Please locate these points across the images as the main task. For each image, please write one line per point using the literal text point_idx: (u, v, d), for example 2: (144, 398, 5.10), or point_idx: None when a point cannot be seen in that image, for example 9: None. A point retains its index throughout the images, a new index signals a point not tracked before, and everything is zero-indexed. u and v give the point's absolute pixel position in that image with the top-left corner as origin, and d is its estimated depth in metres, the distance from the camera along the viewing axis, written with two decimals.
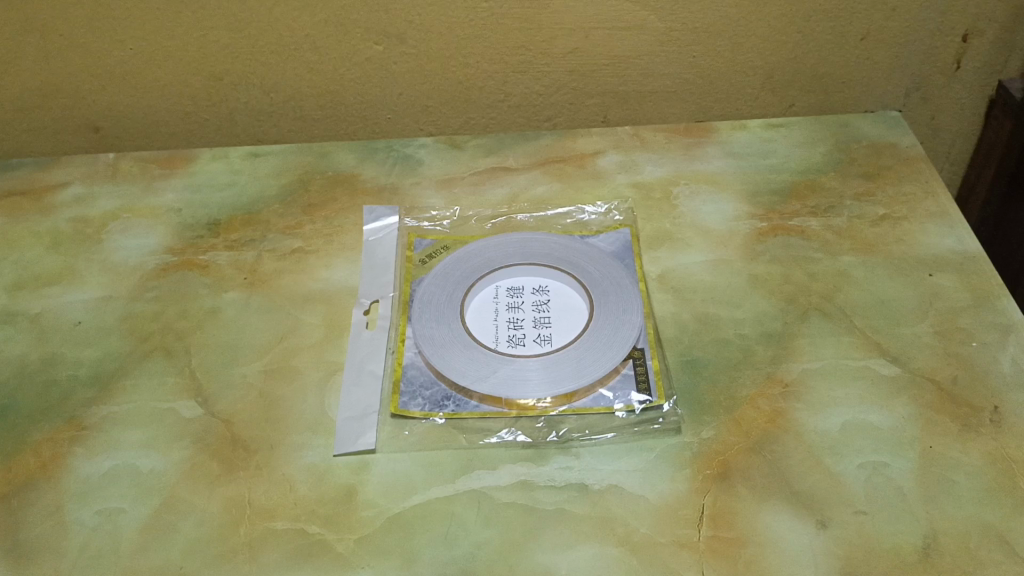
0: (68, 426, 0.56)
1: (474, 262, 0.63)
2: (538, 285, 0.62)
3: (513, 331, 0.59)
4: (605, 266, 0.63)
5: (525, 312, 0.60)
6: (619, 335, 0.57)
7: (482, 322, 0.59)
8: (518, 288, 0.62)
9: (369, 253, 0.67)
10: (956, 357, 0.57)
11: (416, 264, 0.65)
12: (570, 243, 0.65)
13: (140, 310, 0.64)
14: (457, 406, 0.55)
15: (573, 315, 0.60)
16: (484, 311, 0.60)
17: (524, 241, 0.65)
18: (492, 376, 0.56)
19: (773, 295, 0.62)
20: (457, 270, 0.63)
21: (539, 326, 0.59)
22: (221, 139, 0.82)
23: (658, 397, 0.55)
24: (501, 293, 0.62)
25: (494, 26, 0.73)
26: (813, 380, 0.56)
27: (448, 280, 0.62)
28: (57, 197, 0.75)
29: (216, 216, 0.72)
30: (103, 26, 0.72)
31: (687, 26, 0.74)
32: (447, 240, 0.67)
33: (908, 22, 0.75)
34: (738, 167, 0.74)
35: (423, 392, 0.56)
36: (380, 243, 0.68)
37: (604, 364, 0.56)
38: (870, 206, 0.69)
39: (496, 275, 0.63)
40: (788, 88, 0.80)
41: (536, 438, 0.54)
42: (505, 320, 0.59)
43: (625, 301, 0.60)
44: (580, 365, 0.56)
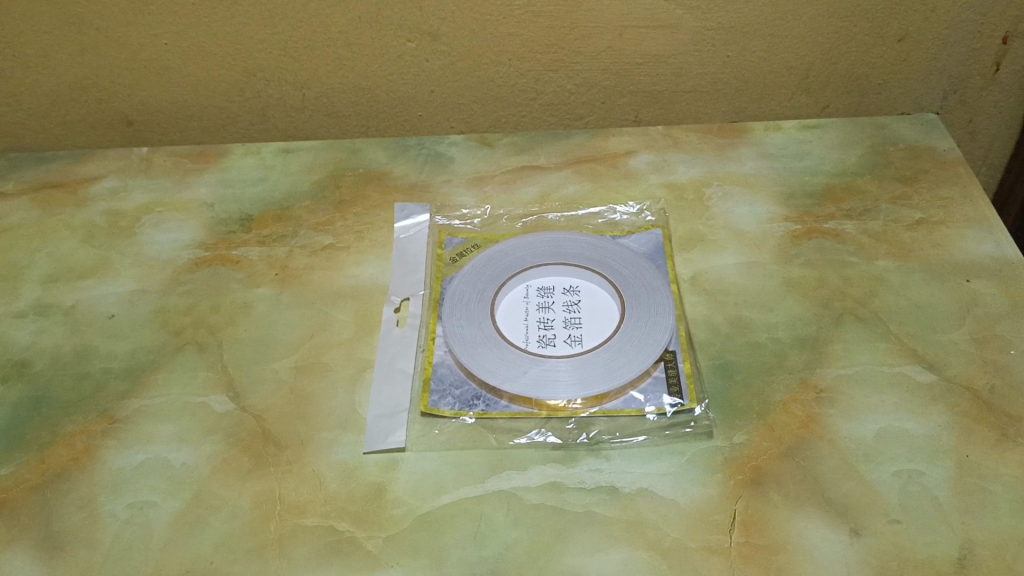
0: (101, 419, 0.57)
1: (505, 260, 0.63)
2: (569, 285, 0.62)
3: (544, 331, 0.58)
4: (637, 267, 0.62)
5: (556, 312, 0.60)
6: (650, 338, 0.57)
7: (512, 321, 0.59)
8: (549, 287, 0.62)
9: (400, 251, 0.67)
10: (994, 365, 0.56)
11: (447, 262, 0.65)
12: (601, 243, 0.64)
13: (172, 304, 0.65)
14: (487, 406, 0.55)
15: (604, 316, 0.59)
16: (514, 311, 0.60)
17: (556, 241, 0.65)
18: (522, 376, 0.56)
19: (807, 299, 0.62)
20: (487, 269, 0.63)
21: (570, 326, 0.59)
22: (253, 134, 0.82)
23: (690, 400, 0.55)
24: (532, 293, 0.61)
25: (528, 23, 0.72)
26: (847, 386, 0.56)
27: (479, 278, 0.62)
28: (91, 190, 0.76)
29: (248, 212, 0.72)
30: (138, 20, 0.72)
31: (722, 26, 0.73)
32: (478, 238, 0.67)
33: (948, 23, 0.74)
34: (772, 168, 0.73)
35: (453, 391, 0.56)
36: (411, 240, 0.68)
37: (635, 365, 0.55)
38: (907, 211, 0.68)
39: (527, 274, 0.62)
40: (824, 90, 0.79)
41: (567, 440, 0.54)
42: (536, 320, 0.59)
43: (656, 302, 0.59)
44: (611, 366, 0.56)
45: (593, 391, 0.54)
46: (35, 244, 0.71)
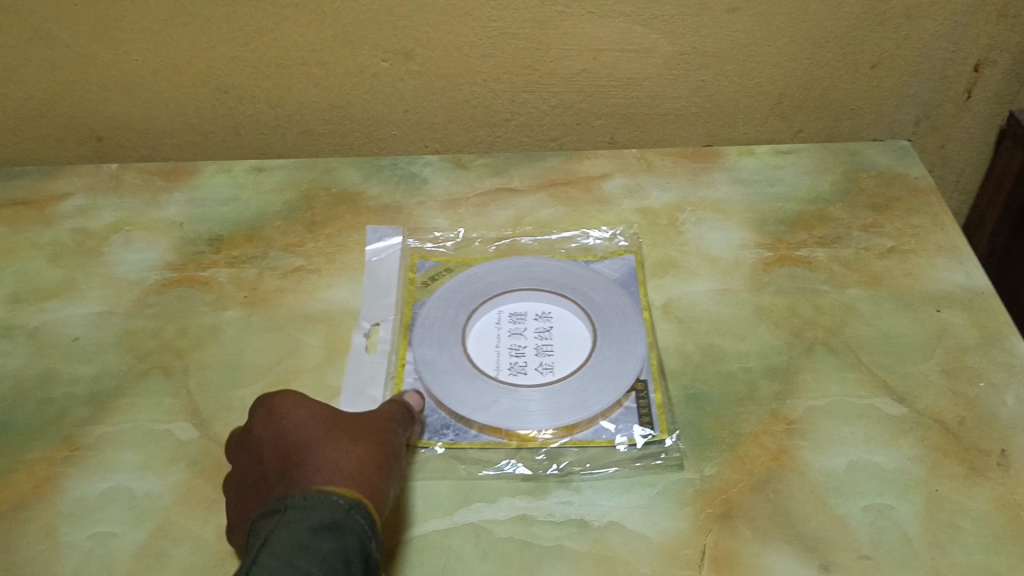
0: (63, 446, 0.56)
1: (477, 284, 0.63)
2: (541, 311, 0.62)
3: (515, 359, 0.58)
4: (609, 291, 0.62)
5: (527, 338, 0.59)
6: (623, 366, 0.57)
7: (483, 348, 0.59)
8: (520, 313, 0.61)
9: (371, 273, 0.67)
10: (963, 398, 0.57)
11: (418, 287, 0.65)
12: (573, 267, 0.64)
13: (139, 326, 0.64)
14: (457, 436, 0.55)
15: (575, 342, 0.59)
16: (486, 337, 0.60)
17: (528, 264, 0.64)
18: (493, 405, 0.55)
19: (778, 328, 0.62)
20: (458, 294, 0.62)
21: (542, 353, 0.58)
22: (225, 151, 0.81)
23: (661, 431, 0.55)
24: (504, 319, 0.61)
25: (503, 44, 0.72)
26: (817, 418, 0.56)
27: (451, 302, 0.61)
28: (59, 207, 0.74)
29: (218, 232, 0.71)
30: (109, 36, 0.71)
31: (697, 50, 0.73)
32: (451, 262, 0.67)
33: (920, 51, 0.74)
34: (745, 194, 0.73)
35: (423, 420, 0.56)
36: (382, 263, 0.68)
37: (607, 394, 0.55)
38: (879, 238, 0.69)
39: (499, 299, 0.62)
40: (798, 114, 0.79)
41: (537, 470, 0.54)
42: (507, 347, 0.59)
43: (629, 328, 0.59)
44: (582, 394, 0.55)
45: (565, 420, 0.54)
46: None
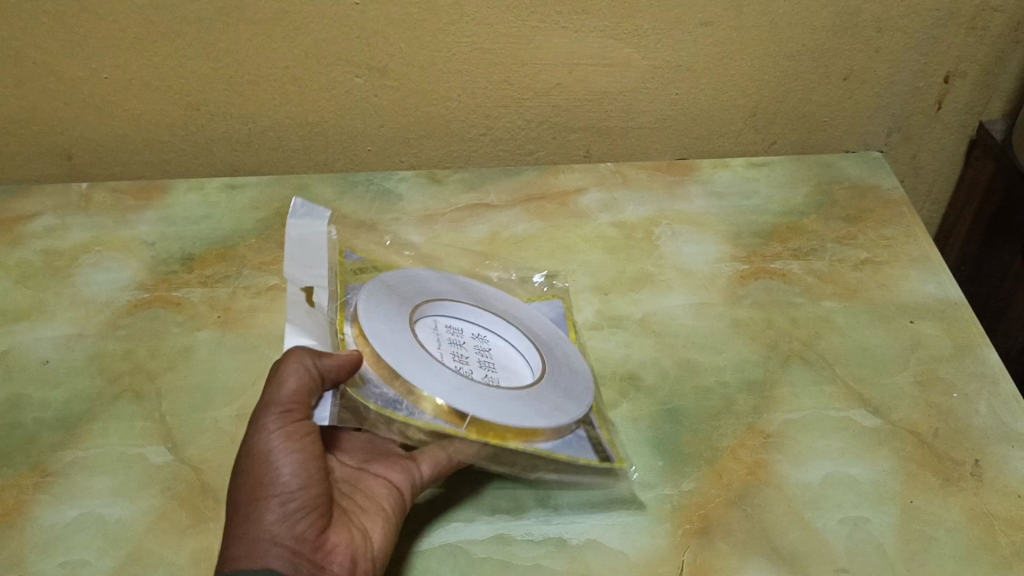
0: (32, 472, 0.55)
1: (420, 285, 0.58)
2: (476, 329, 0.58)
3: (461, 364, 0.54)
4: (548, 327, 0.60)
5: (467, 351, 0.55)
6: (575, 392, 0.54)
7: (429, 344, 0.54)
8: (456, 326, 0.57)
9: (291, 248, 0.56)
10: (938, 409, 0.57)
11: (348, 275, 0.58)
12: (509, 301, 0.61)
13: (110, 348, 0.63)
14: (411, 413, 0.49)
15: (517, 365, 0.56)
16: (427, 335, 0.55)
17: (466, 286, 0.61)
18: (459, 394, 0.50)
19: (754, 341, 0.62)
20: (402, 286, 0.57)
21: (486, 368, 0.54)
22: (197, 169, 0.80)
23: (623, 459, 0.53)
24: (439, 326, 0.56)
25: (477, 59, 0.72)
26: (794, 431, 0.56)
27: (392, 293, 0.56)
28: (28, 227, 0.73)
29: (191, 251, 0.71)
30: (78, 53, 0.70)
31: (670, 64, 0.73)
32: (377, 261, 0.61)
33: (891, 62, 0.75)
34: (719, 208, 0.74)
35: (373, 392, 0.50)
36: (304, 239, 0.57)
37: (573, 409, 0.53)
38: (852, 250, 0.69)
39: (438, 304, 0.57)
40: (772, 127, 0.80)
41: (517, 469, 0.52)
42: (449, 352, 0.54)
43: (577, 361, 0.57)
44: (545, 404, 0.52)
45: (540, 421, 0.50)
46: None
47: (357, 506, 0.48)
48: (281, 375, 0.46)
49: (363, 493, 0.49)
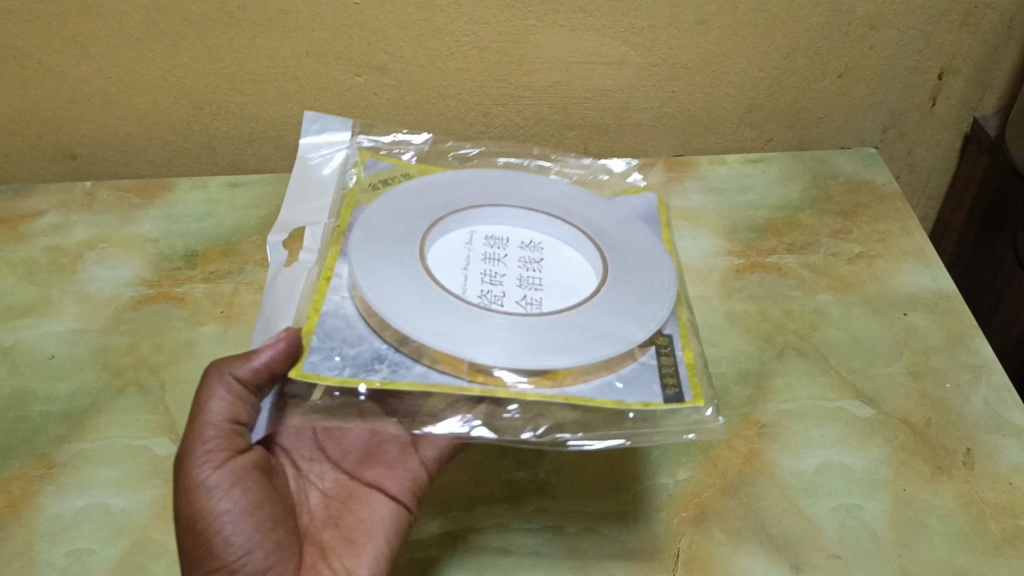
0: (38, 464, 0.56)
1: (455, 196, 0.54)
2: (527, 239, 0.54)
3: (488, 288, 0.49)
4: (629, 229, 0.54)
5: (509, 267, 0.51)
6: (640, 310, 0.48)
7: (449, 270, 0.50)
8: (501, 238, 0.53)
9: (302, 173, 0.59)
10: (930, 399, 0.58)
11: (365, 188, 0.56)
12: (590, 196, 0.57)
13: (114, 343, 0.64)
14: (392, 373, 0.43)
15: (574, 282, 0.51)
16: (457, 255, 0.51)
17: (524, 184, 0.57)
18: (458, 329, 0.45)
19: (750, 334, 0.63)
20: (431, 194, 0.54)
21: (527, 288, 0.50)
22: (200, 168, 0.81)
23: (694, 398, 0.45)
24: (478, 239, 0.53)
25: (476, 58, 0.73)
26: (788, 421, 0.57)
27: (406, 211, 0.52)
28: (33, 225, 0.75)
29: (194, 248, 0.72)
30: (81, 53, 0.71)
31: (667, 62, 0.74)
32: (410, 167, 0.59)
33: (885, 58, 0.76)
34: (716, 203, 0.75)
35: (344, 352, 0.44)
36: (319, 163, 0.60)
37: (620, 340, 0.46)
38: (846, 244, 0.70)
39: (474, 217, 0.54)
40: (768, 124, 0.80)
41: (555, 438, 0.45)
42: (481, 271, 0.50)
43: (649, 275, 0.51)
44: (582, 336, 0.46)
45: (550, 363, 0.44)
46: None
47: (350, 527, 0.50)
48: (204, 399, 0.45)
49: (352, 518, 0.50)
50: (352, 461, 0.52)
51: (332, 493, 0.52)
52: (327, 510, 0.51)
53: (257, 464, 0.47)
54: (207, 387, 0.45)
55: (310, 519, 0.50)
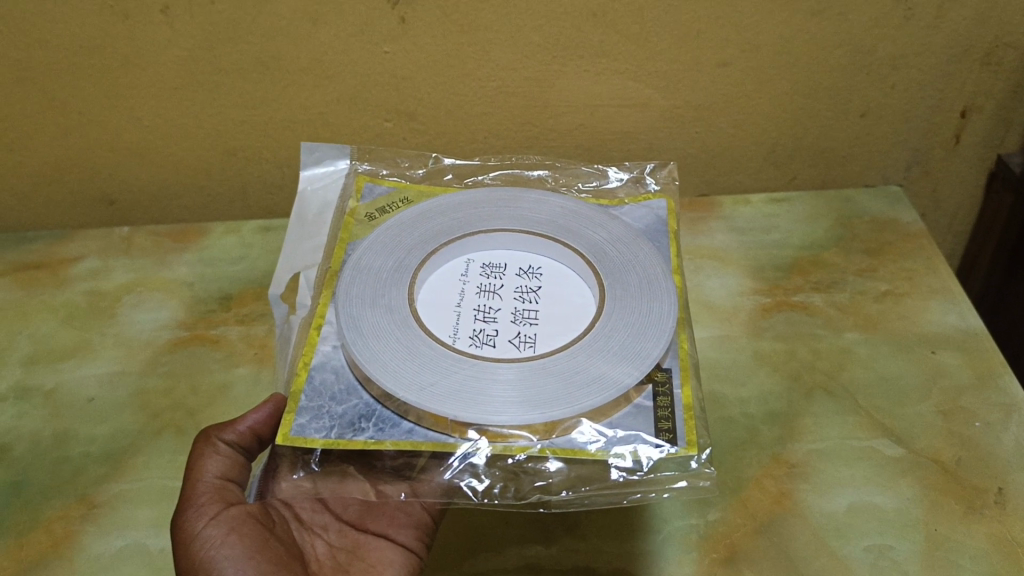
0: (79, 504, 0.57)
1: (448, 223, 0.55)
2: (526, 264, 0.54)
3: (480, 329, 0.49)
4: (630, 247, 0.54)
5: (503, 299, 0.51)
6: (635, 349, 0.47)
7: (441, 312, 0.50)
8: (498, 266, 0.53)
9: (302, 208, 0.62)
10: (960, 438, 0.58)
11: (360, 219, 0.58)
12: (590, 210, 0.56)
13: (152, 385, 0.65)
14: (378, 432, 0.45)
15: (569, 312, 0.51)
16: (452, 292, 0.52)
17: (520, 200, 0.57)
18: (441, 384, 0.46)
19: (778, 373, 0.63)
20: (422, 227, 0.54)
21: (521, 323, 0.50)
22: (233, 212, 0.83)
23: (687, 446, 0.46)
24: (475, 269, 0.53)
25: (501, 102, 0.74)
26: (817, 461, 0.57)
27: (396, 246, 0.53)
28: (72, 270, 0.77)
29: (228, 291, 0.74)
30: (120, 103, 0.73)
31: (690, 104, 0.75)
32: (407, 191, 0.60)
33: (907, 99, 0.76)
34: (742, 242, 0.76)
35: (331, 412, 0.46)
36: (318, 195, 0.63)
37: (605, 389, 0.46)
38: (873, 283, 0.71)
39: (468, 244, 0.54)
40: (791, 164, 0.81)
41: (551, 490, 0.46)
42: (474, 307, 0.51)
43: (643, 304, 0.50)
44: (568, 386, 0.46)
45: (531, 418, 0.44)
46: (17, 326, 0.71)
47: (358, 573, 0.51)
48: (198, 465, 0.50)
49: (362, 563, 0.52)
50: (355, 513, 0.53)
51: (338, 543, 0.53)
52: (336, 559, 0.52)
53: (256, 515, 0.50)
54: (201, 453, 0.51)
55: (319, 566, 0.51)
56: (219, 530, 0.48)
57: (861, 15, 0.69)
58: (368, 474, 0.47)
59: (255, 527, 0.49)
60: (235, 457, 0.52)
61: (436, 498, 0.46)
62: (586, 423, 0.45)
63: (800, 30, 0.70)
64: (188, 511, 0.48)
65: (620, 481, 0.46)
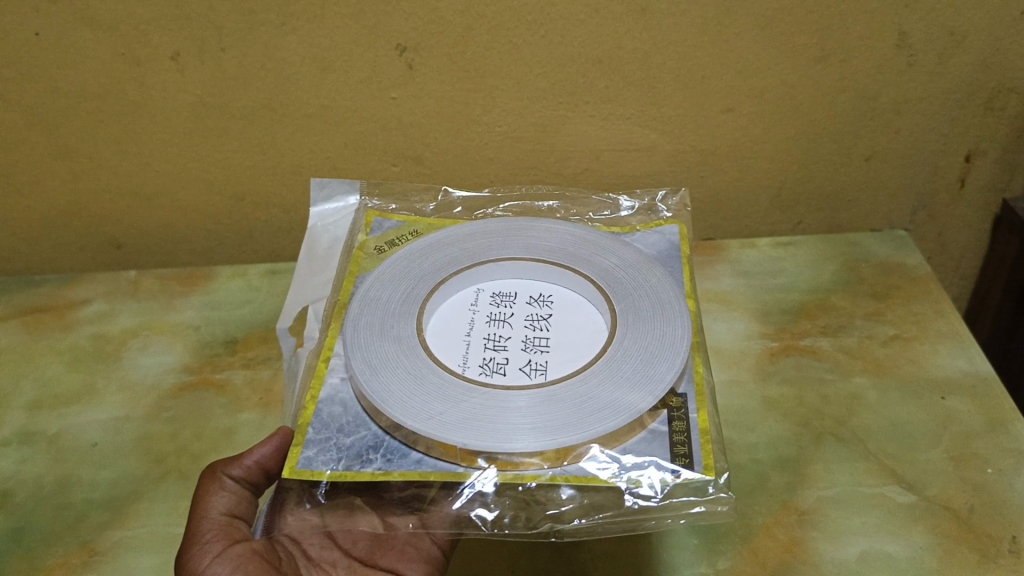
0: (81, 551, 0.56)
1: (457, 254, 0.55)
2: (537, 294, 0.54)
3: (490, 358, 0.49)
4: (642, 273, 0.53)
5: (514, 328, 0.51)
6: (649, 373, 0.47)
7: (451, 342, 0.50)
8: (508, 295, 0.54)
9: (312, 244, 0.64)
10: (972, 484, 0.57)
11: (369, 252, 0.58)
12: (601, 239, 0.56)
13: (156, 430, 0.65)
14: (386, 463, 0.45)
15: (581, 339, 0.50)
16: (461, 322, 0.52)
17: (530, 231, 0.57)
18: (450, 412, 0.45)
19: (786, 419, 0.63)
20: (431, 258, 0.55)
21: (532, 351, 0.50)
22: (240, 255, 0.83)
23: (705, 471, 0.45)
24: (484, 299, 0.54)
25: (508, 147, 0.75)
26: (828, 508, 0.56)
27: (404, 278, 0.53)
28: (79, 313, 0.77)
29: (234, 334, 0.74)
30: (129, 149, 0.74)
31: (695, 148, 0.75)
32: (418, 225, 0.61)
33: (911, 143, 0.76)
34: (748, 286, 0.76)
35: (339, 445, 0.46)
36: (328, 231, 0.64)
37: (617, 414, 0.45)
38: (881, 326, 0.70)
39: (479, 274, 0.54)
40: (797, 207, 0.81)
41: (561, 518, 0.46)
42: (483, 336, 0.51)
43: (656, 329, 0.49)
44: (580, 412, 0.45)
45: (542, 445, 0.43)
46: (22, 370, 0.71)
47: None
48: (204, 501, 0.51)
49: None
50: (364, 548, 0.53)
51: None
52: None
53: (262, 552, 0.49)
54: (207, 489, 0.51)
55: None
56: (224, 567, 0.47)
57: (864, 61, 0.70)
58: (378, 507, 0.46)
59: (260, 565, 0.48)
60: (241, 493, 0.52)
61: (445, 529, 0.46)
62: (597, 449, 0.45)
63: (804, 76, 0.70)
64: (194, 549, 0.48)
65: (635, 508, 0.45)
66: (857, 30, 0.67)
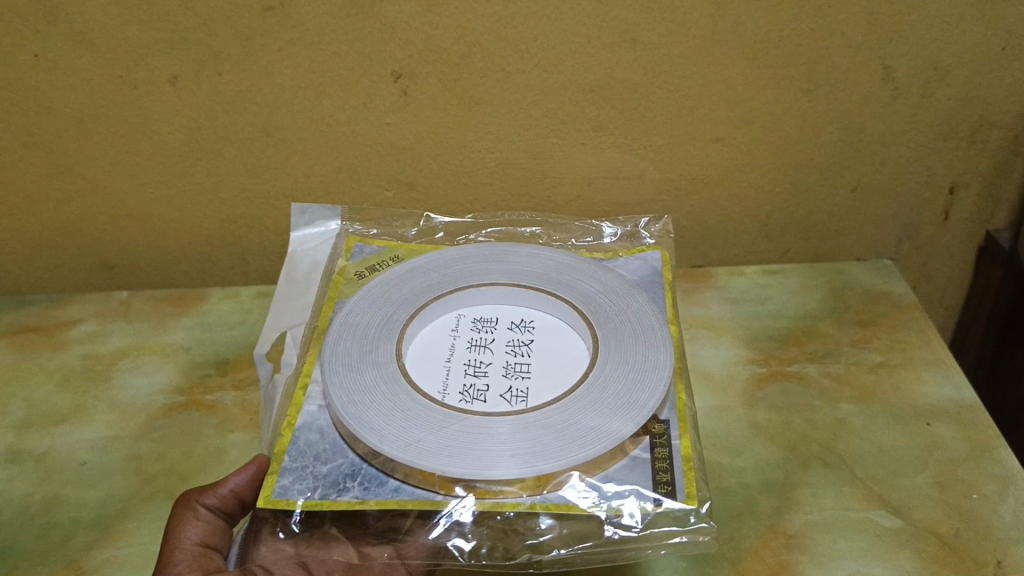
0: (66, 570, 0.56)
1: (438, 280, 0.56)
2: (519, 319, 0.55)
3: (471, 384, 0.50)
4: (623, 299, 0.54)
5: (495, 353, 0.52)
6: (630, 399, 0.47)
7: (432, 367, 0.51)
8: (489, 321, 0.54)
9: (291, 268, 0.64)
10: (958, 510, 0.58)
11: (350, 278, 0.59)
12: (583, 264, 0.57)
13: (145, 450, 0.65)
14: (363, 492, 0.45)
15: (561, 365, 0.51)
16: (442, 348, 0.52)
17: (511, 257, 0.57)
18: (430, 439, 0.45)
19: (773, 444, 0.63)
20: (412, 284, 0.55)
21: (513, 377, 0.50)
22: (232, 277, 0.84)
23: (687, 499, 0.46)
24: (465, 325, 0.54)
25: (501, 173, 0.76)
26: (814, 532, 0.56)
27: (383, 305, 0.54)
28: (69, 334, 0.77)
29: (225, 356, 0.74)
30: (124, 171, 0.74)
31: (684, 177, 0.76)
32: (398, 250, 0.62)
33: (895, 174, 0.78)
34: (736, 313, 0.77)
35: (314, 474, 0.46)
36: (308, 255, 0.65)
37: (598, 441, 0.45)
38: (867, 354, 0.71)
39: (460, 300, 0.55)
40: (782, 237, 0.82)
41: (538, 549, 0.46)
42: (464, 362, 0.51)
43: (637, 354, 0.50)
44: (560, 438, 0.45)
45: (523, 473, 0.44)
46: (11, 389, 0.71)
47: None
48: (179, 530, 0.51)
49: None
50: None
51: None
52: None
53: None
54: (182, 518, 0.51)
55: None
56: None
57: (849, 93, 0.71)
58: (354, 537, 0.47)
59: None
60: (216, 523, 0.52)
61: (422, 559, 0.46)
62: (577, 477, 0.45)
63: (791, 107, 0.72)
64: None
65: (615, 538, 0.46)
66: (844, 63, 0.69)
